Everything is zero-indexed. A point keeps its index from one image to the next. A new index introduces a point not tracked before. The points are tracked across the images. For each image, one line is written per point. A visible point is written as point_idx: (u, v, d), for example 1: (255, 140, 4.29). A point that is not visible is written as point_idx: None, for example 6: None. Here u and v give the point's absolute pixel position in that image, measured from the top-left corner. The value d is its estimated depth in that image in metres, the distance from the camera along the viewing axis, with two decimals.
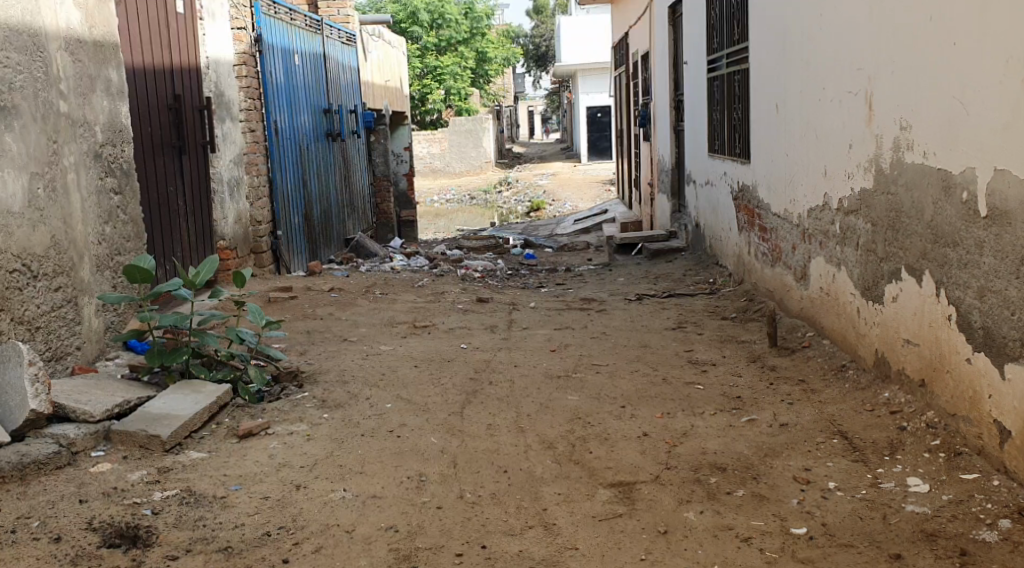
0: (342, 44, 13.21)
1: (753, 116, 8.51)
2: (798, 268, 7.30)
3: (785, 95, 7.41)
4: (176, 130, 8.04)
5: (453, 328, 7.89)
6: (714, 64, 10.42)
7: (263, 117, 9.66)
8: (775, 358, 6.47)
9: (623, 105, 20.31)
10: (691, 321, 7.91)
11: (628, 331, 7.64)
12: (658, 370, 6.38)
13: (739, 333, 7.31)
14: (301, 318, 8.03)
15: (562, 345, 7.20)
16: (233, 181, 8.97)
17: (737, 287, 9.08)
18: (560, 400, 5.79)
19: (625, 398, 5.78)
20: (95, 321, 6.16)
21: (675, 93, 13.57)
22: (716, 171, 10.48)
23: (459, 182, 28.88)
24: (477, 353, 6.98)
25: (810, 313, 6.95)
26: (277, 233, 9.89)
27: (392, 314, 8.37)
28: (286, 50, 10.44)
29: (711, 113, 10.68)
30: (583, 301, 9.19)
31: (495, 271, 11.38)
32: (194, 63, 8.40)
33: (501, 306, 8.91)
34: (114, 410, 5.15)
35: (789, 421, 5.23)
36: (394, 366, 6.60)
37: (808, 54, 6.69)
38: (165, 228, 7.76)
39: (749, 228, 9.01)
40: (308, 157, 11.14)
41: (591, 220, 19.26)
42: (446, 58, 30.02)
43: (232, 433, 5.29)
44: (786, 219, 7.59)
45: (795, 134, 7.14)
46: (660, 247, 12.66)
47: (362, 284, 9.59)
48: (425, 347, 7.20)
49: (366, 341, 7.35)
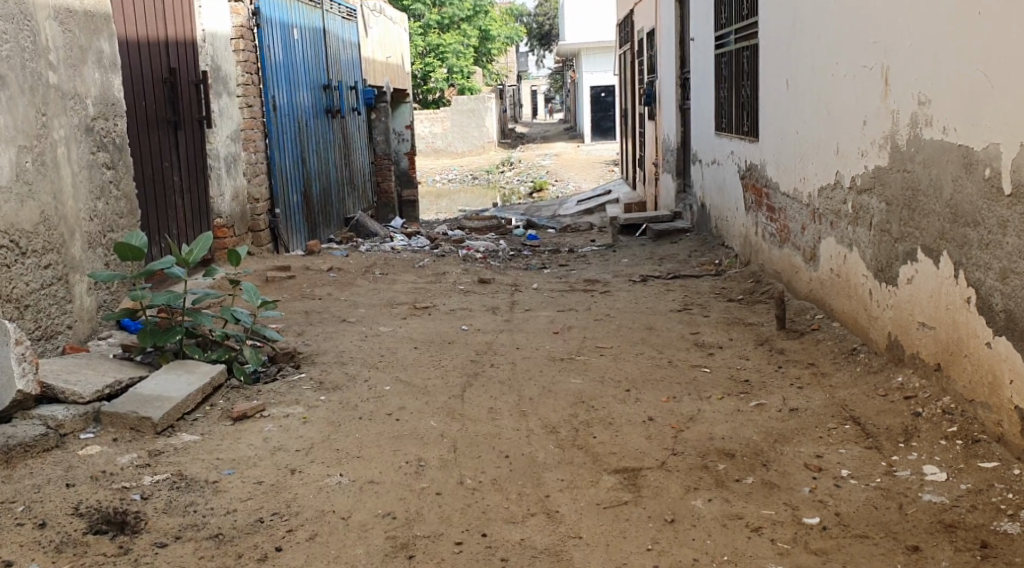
0: (343, 21, 13.01)
1: (762, 94, 8.33)
2: (807, 248, 7.14)
3: (796, 72, 7.23)
4: (172, 105, 7.87)
5: (453, 309, 7.74)
6: (722, 40, 10.22)
7: (261, 92, 9.48)
8: (784, 341, 6.31)
9: (627, 84, 20.07)
10: (697, 303, 7.75)
11: (632, 313, 7.48)
12: (664, 353, 6.23)
13: (746, 315, 7.15)
14: (299, 298, 7.87)
15: (566, 326, 7.04)
16: (230, 157, 8.81)
17: (744, 269, 8.91)
18: (564, 383, 5.64)
19: (630, 382, 5.63)
20: (87, 300, 6.01)
21: (681, 72, 13.37)
22: (723, 150, 10.30)
23: (461, 162, 28.71)
24: (478, 335, 6.82)
25: (820, 295, 6.79)
26: (276, 212, 9.73)
27: (392, 295, 8.21)
28: (286, 24, 10.26)
29: (718, 91, 10.48)
30: (586, 282, 9.03)
31: (498, 251, 11.23)
32: (191, 36, 8.22)
33: (503, 286, 8.76)
34: (105, 391, 5.00)
35: (799, 405, 5.08)
36: (394, 348, 6.45)
37: (822, 28, 6.51)
38: (160, 205, 7.61)
39: (756, 208, 8.83)
40: (307, 133, 10.97)
41: (594, 201, 19.09)
42: (448, 37, 29.77)
43: (226, 416, 5.14)
44: (796, 199, 7.41)
45: (807, 112, 6.96)
46: (665, 228, 12.50)
47: (362, 263, 9.43)
48: (425, 328, 7.05)
49: (365, 322, 7.21)
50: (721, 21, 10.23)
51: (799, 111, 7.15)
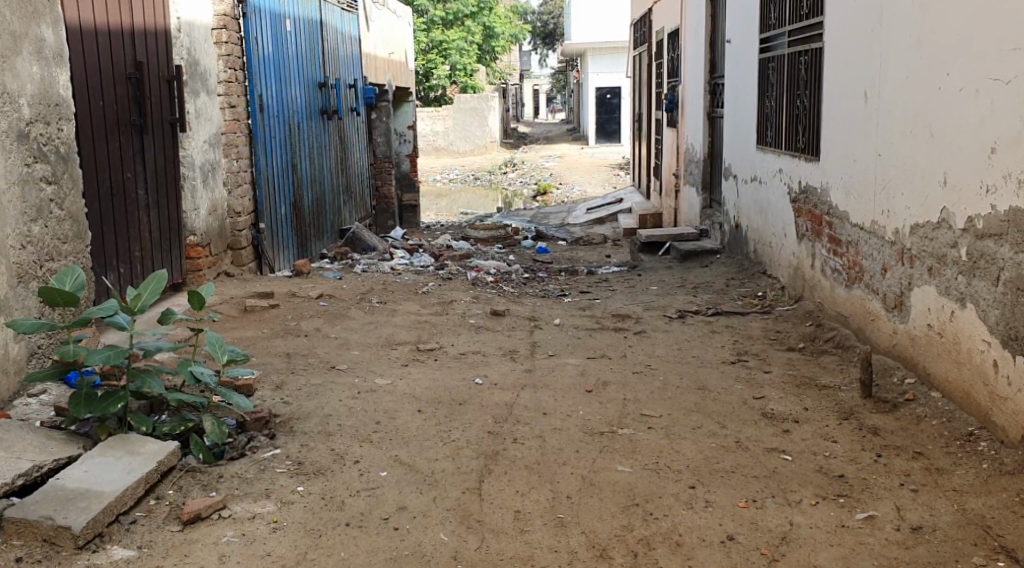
0: (341, 12, 11.78)
1: (827, 107, 7.16)
2: (890, 294, 5.97)
3: (882, 82, 6.05)
4: (137, 105, 6.67)
5: (463, 352, 6.53)
6: (772, 43, 9.03)
7: (245, 90, 8.27)
8: (873, 415, 5.15)
9: (641, 85, 18.80)
10: (752, 352, 6.58)
11: (677, 364, 6.30)
12: (727, 428, 5.05)
13: (816, 373, 5.98)
14: (281, 336, 6.69)
15: (600, 383, 5.84)
16: (207, 165, 7.61)
17: (797, 307, 7.73)
18: (608, 472, 4.46)
19: (693, 473, 4.45)
20: (12, 348, 4.74)
21: (711, 76, 12.13)
22: (767, 166, 9.12)
23: (463, 162, 27.48)
24: (495, 392, 5.61)
25: (910, 354, 5.62)
26: (260, 226, 8.53)
27: (390, 331, 7.01)
28: (277, 14, 9.03)
29: (764, 101, 9.29)
30: (615, 317, 7.84)
31: (509, 273, 10.02)
32: (161, 24, 7.00)
33: (519, 321, 7.54)
34: (17, 482, 3.93)
35: (922, 520, 3.97)
36: (391, 411, 5.23)
37: (927, 32, 5.35)
38: (119, 224, 6.43)
39: (813, 237, 7.64)
40: (298, 136, 9.75)
41: (607, 209, 17.88)
42: (452, 33, 28.48)
43: (175, 516, 3.98)
44: (874, 234, 6.25)
45: (898, 131, 5.80)
46: (692, 248, 11.31)
47: (358, 288, 8.24)
48: (431, 381, 5.82)
49: (359, 369, 6.00)
50: (770, 22, 9.05)
51: (884, 129, 6.01)
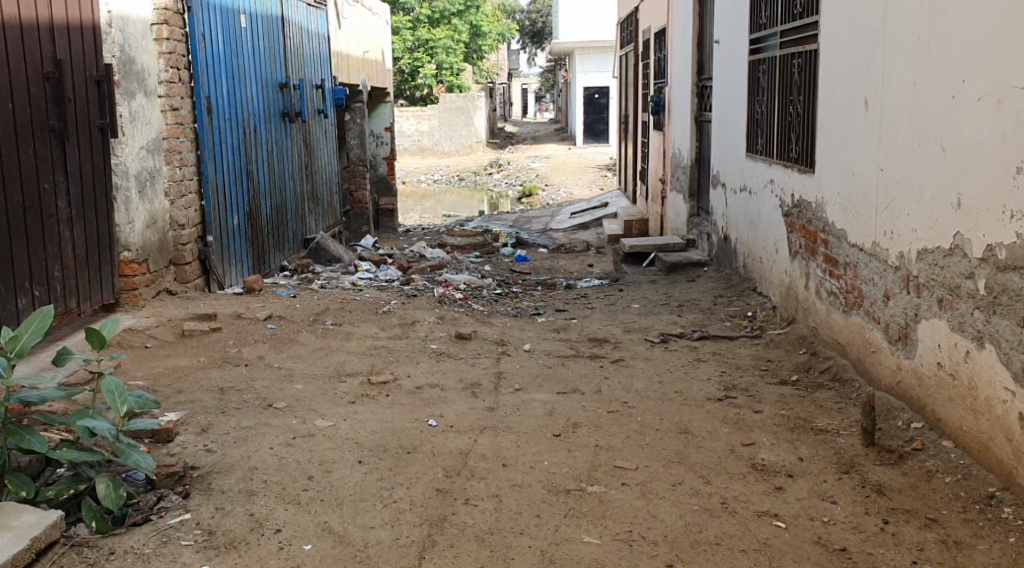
0: (307, 8, 11.09)
1: (823, 114, 6.52)
2: (893, 325, 5.34)
3: (886, 88, 5.42)
4: (55, 108, 6.04)
5: (420, 386, 5.85)
6: (764, 43, 8.40)
7: (192, 91, 7.58)
8: (878, 467, 4.53)
9: (628, 86, 18.15)
10: (741, 386, 5.94)
11: (659, 401, 5.65)
12: (711, 484, 4.41)
13: (812, 413, 5.34)
14: (218, 366, 6.03)
15: (570, 425, 5.18)
16: (145, 173, 6.93)
17: (789, 331, 7.09)
18: (573, 544, 3.89)
19: (671, 546, 3.89)
20: None
21: (699, 78, 11.49)
22: (758, 176, 8.48)
23: (448, 162, 26.76)
24: (450, 437, 4.94)
25: (917, 395, 4.98)
26: (207, 239, 7.83)
27: (342, 360, 6.33)
28: (229, 9, 8.35)
29: (755, 106, 8.64)
30: (592, 342, 7.18)
31: (481, 287, 9.34)
32: (88, 19, 6.33)
33: (487, 347, 6.88)
34: None
35: None
36: (328, 463, 4.57)
37: (938, 33, 4.76)
38: (20, 243, 5.78)
39: (808, 255, 7.00)
40: (255, 139, 9.07)
41: (592, 214, 17.22)
42: (438, 31, 27.85)
43: None
44: (876, 256, 5.61)
45: (903, 143, 5.18)
46: (678, 260, 10.67)
47: (312, 308, 7.58)
48: (379, 422, 5.15)
49: (299, 408, 5.34)
50: (761, 21, 8.44)
51: (889, 141, 5.38)
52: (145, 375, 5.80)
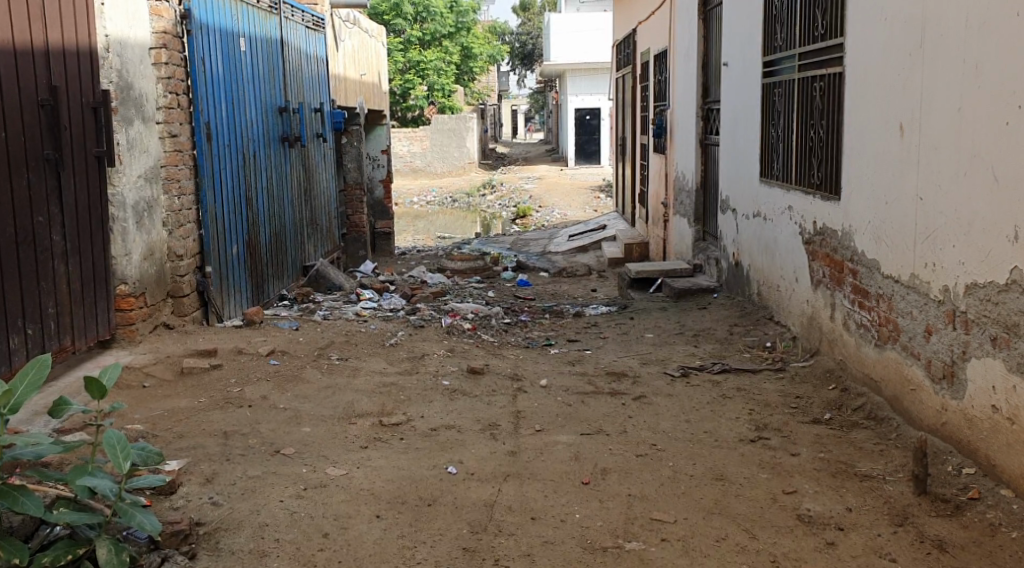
0: (306, 30, 10.82)
1: (851, 138, 6.25)
2: (935, 362, 5.06)
3: (925, 112, 5.15)
4: (51, 137, 5.76)
5: (435, 428, 5.54)
6: (779, 64, 8.13)
7: (190, 116, 7.26)
8: (933, 521, 4.34)
9: (625, 106, 17.91)
10: (773, 426, 5.64)
11: (687, 443, 5.35)
12: (758, 540, 4.18)
13: (852, 456, 5.05)
14: (221, 407, 5.69)
15: (599, 471, 4.87)
16: (143, 203, 6.62)
17: (815, 364, 6.79)
18: None
19: None
20: None
21: (704, 101, 11.22)
22: (773, 200, 8.20)
23: (440, 184, 26.44)
24: (471, 486, 4.64)
25: (967, 438, 4.74)
26: (206, 270, 7.50)
27: (350, 399, 5.99)
28: (227, 33, 8.07)
29: (770, 129, 8.36)
30: (610, 376, 6.87)
31: (488, 316, 9.01)
32: (85, 44, 6.05)
33: (502, 382, 6.57)
34: None
35: None
36: (345, 518, 4.28)
37: (994, 56, 4.53)
38: (11, 280, 5.45)
39: (831, 284, 6.71)
40: (254, 165, 8.75)
41: (587, 236, 16.92)
42: (430, 53, 27.66)
43: None
44: (914, 288, 5.32)
45: (947, 171, 4.92)
46: (687, 286, 10.37)
47: (316, 341, 7.27)
48: (394, 470, 4.83)
49: (308, 454, 5.03)
50: (776, 42, 8.18)
51: (930, 168, 5.10)
52: (145, 418, 5.46)
